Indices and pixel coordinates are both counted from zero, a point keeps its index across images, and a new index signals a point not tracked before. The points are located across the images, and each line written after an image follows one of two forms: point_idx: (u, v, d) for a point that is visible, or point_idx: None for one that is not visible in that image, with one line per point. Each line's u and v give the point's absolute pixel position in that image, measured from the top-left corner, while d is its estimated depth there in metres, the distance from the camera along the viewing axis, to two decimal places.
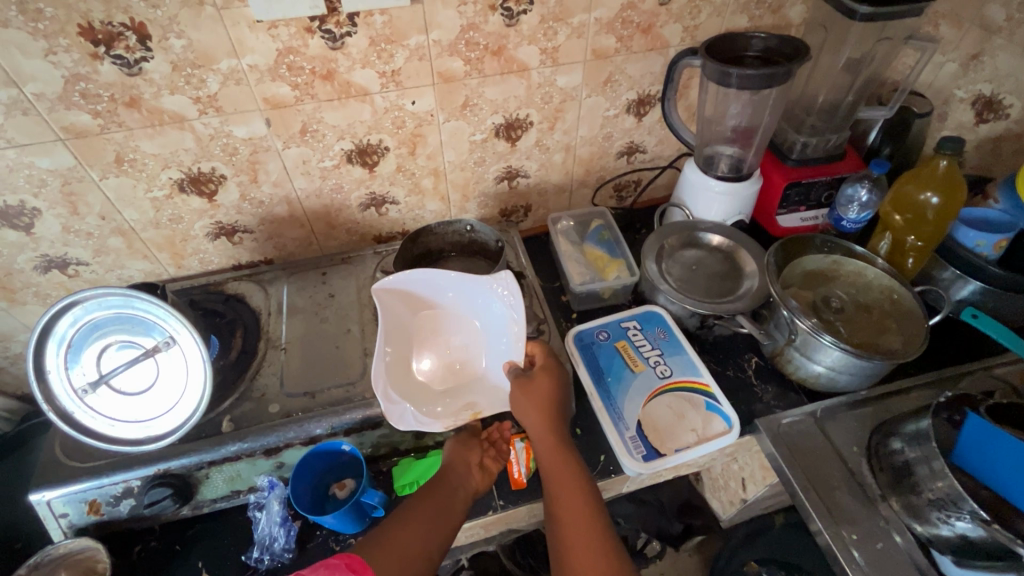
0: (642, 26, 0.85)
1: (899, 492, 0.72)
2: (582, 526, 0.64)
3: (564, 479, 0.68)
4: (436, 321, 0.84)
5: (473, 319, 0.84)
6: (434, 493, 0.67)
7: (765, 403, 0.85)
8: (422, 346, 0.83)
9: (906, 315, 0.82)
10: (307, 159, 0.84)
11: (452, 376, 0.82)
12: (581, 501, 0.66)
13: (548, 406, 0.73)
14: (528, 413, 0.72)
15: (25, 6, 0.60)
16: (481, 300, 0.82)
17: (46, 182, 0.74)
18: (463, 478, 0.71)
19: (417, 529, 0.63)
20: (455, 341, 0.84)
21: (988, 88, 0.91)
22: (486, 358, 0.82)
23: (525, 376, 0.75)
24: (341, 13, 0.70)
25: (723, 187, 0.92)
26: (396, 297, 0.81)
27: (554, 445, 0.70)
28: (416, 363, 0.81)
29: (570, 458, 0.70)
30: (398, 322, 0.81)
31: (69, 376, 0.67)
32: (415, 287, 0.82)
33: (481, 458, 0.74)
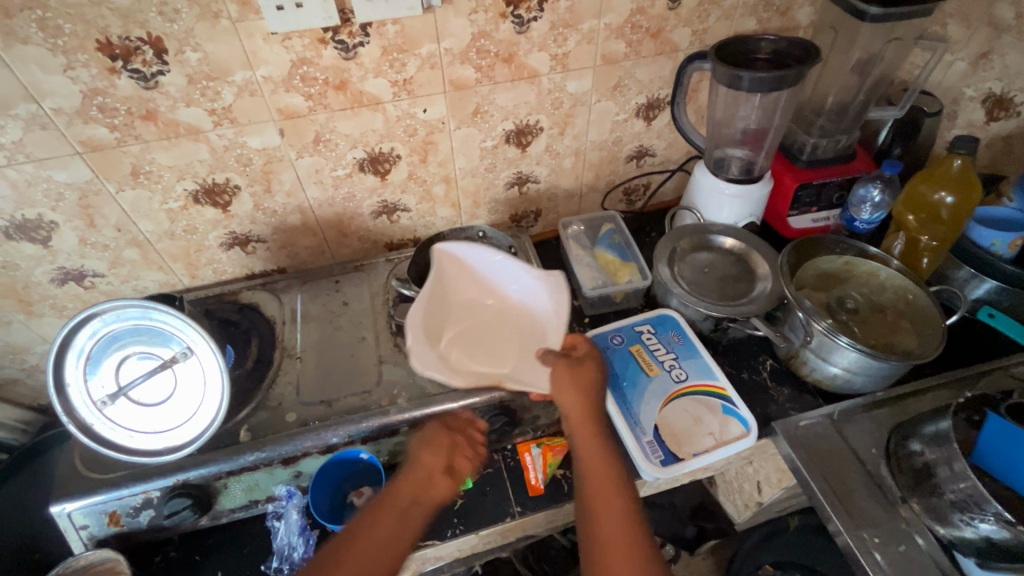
0: (652, 31, 0.85)
1: (920, 494, 0.72)
2: (614, 513, 0.63)
3: (600, 469, 0.67)
4: (474, 303, 0.85)
5: (516, 311, 0.85)
6: (389, 504, 0.66)
7: (781, 405, 0.85)
8: (455, 325, 0.83)
9: (921, 315, 0.82)
10: (320, 168, 0.84)
11: (481, 357, 0.79)
12: (613, 490, 0.65)
13: (585, 393, 0.73)
14: (566, 394, 0.72)
15: (44, 23, 0.60)
16: (527, 292, 0.83)
17: (64, 196, 0.75)
18: (428, 485, 0.68)
19: (362, 554, 0.61)
20: (489, 327, 0.83)
21: (998, 85, 0.90)
22: (518, 347, 0.81)
23: (566, 360, 0.75)
24: (354, 24, 0.70)
25: (734, 190, 0.93)
26: (450, 268, 0.83)
27: (588, 432, 0.70)
28: (446, 336, 0.81)
29: (603, 445, 0.69)
30: (441, 292, 0.82)
31: (89, 388, 0.68)
32: (468, 268, 0.84)
33: (448, 462, 0.71)
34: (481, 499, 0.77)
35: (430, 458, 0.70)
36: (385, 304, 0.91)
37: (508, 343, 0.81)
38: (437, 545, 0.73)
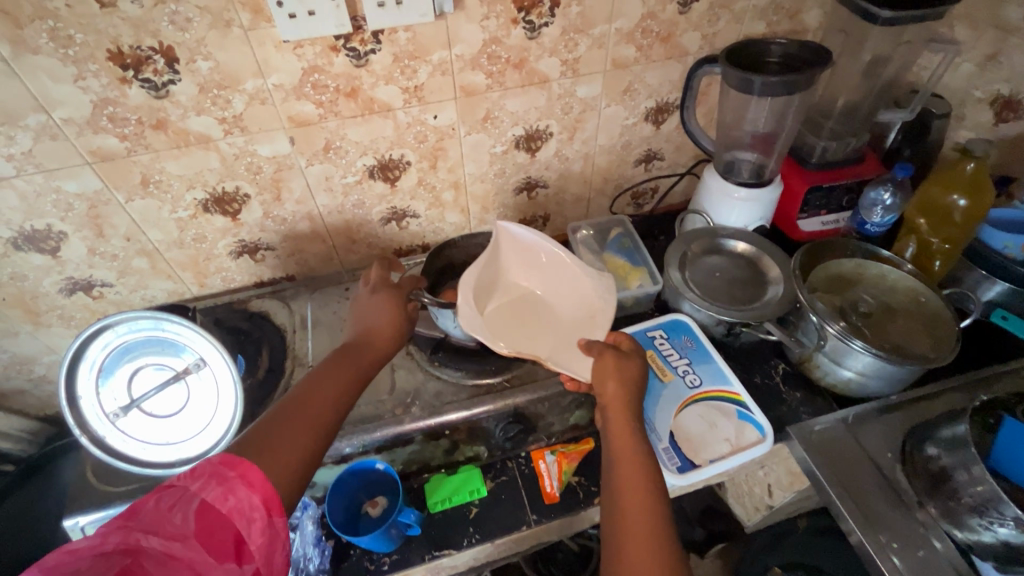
0: (662, 35, 0.85)
1: (937, 498, 0.72)
2: (643, 534, 0.52)
3: (626, 464, 0.57)
4: (519, 293, 0.81)
5: (558, 308, 0.79)
6: (335, 368, 0.61)
7: (794, 409, 0.85)
8: (498, 306, 0.78)
9: (935, 317, 0.82)
10: (330, 176, 0.84)
11: (518, 338, 0.73)
12: (647, 506, 0.54)
13: (627, 389, 0.62)
14: (605, 388, 0.63)
15: (56, 33, 0.60)
16: (575, 290, 0.78)
17: (73, 206, 0.74)
18: (370, 339, 0.66)
19: (293, 423, 0.54)
20: (529, 316, 0.78)
21: (1006, 87, 0.90)
22: (555, 339, 0.74)
23: (611, 350, 0.65)
24: (366, 31, 0.70)
25: (745, 194, 0.92)
26: (506, 249, 0.81)
27: (628, 434, 0.59)
28: (489, 311, 0.76)
29: (645, 452, 0.58)
30: (492, 271, 0.79)
31: (101, 400, 0.67)
32: (522, 257, 0.81)
33: (392, 325, 0.68)
34: (496, 507, 0.76)
35: (374, 323, 0.67)
36: None
37: (546, 335, 0.75)
38: (452, 554, 0.73)
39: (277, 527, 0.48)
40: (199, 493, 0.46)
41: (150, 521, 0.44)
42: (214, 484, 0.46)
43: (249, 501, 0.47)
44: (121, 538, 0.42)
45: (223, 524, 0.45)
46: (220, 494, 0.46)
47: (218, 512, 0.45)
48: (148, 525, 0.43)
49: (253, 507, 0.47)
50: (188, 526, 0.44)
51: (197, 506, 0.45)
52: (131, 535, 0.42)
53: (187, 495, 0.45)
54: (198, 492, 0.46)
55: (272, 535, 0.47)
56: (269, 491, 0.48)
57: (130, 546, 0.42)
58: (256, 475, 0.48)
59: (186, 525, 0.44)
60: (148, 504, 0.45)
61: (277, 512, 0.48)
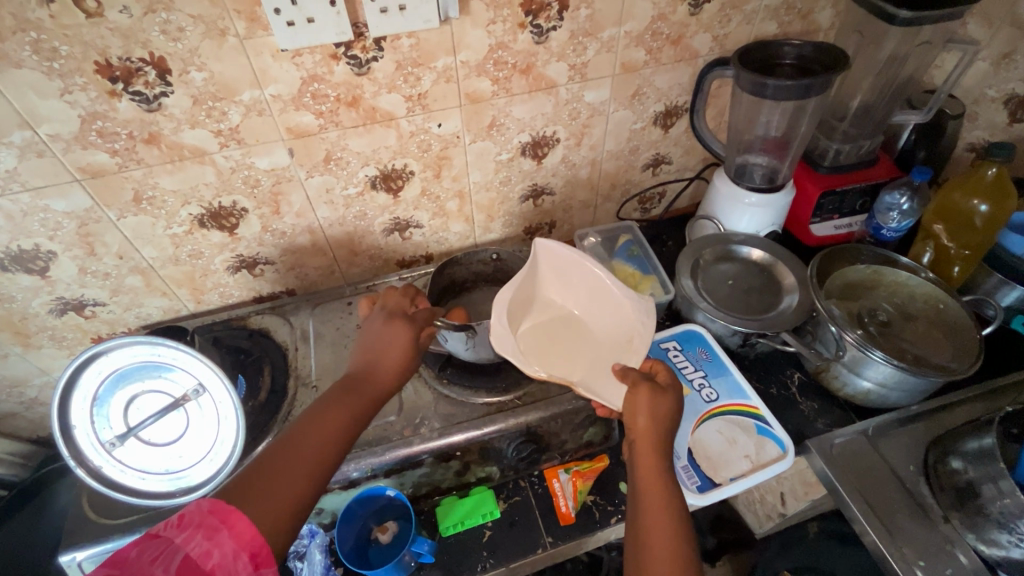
0: (672, 38, 0.82)
1: (964, 512, 0.70)
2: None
3: (652, 503, 0.55)
4: (555, 311, 0.78)
5: (594, 328, 0.76)
6: (336, 404, 0.57)
7: (813, 423, 0.83)
8: (533, 325, 0.76)
9: (956, 325, 0.80)
10: (331, 187, 0.80)
11: (553, 360, 0.71)
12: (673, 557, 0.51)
13: (658, 424, 0.59)
14: (635, 422, 0.59)
15: (39, 45, 0.56)
16: (612, 310, 0.75)
17: (62, 225, 0.71)
18: (375, 371, 0.61)
19: (287, 465, 0.51)
20: (564, 336, 0.75)
21: (1021, 87, 0.87)
22: (591, 360, 0.72)
23: (647, 382, 0.61)
24: (368, 38, 0.67)
25: (757, 199, 0.90)
26: (544, 265, 0.77)
27: (657, 474, 0.56)
28: (523, 330, 0.74)
29: (674, 500, 0.55)
30: (529, 287, 0.76)
31: (96, 429, 0.63)
32: (560, 273, 0.77)
33: (402, 350, 0.63)
34: (509, 531, 0.74)
35: (379, 350, 0.62)
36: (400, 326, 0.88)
37: (581, 358, 0.72)
38: None
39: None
40: (183, 546, 0.44)
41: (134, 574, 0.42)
42: (200, 538, 0.44)
43: (234, 556, 0.44)
44: None
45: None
46: (204, 548, 0.44)
47: (200, 569, 0.43)
48: None
49: (237, 560, 0.44)
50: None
51: (180, 561, 0.43)
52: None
53: (171, 548, 0.44)
54: (182, 545, 0.44)
55: None
56: (257, 544, 0.45)
57: None
58: (244, 525, 0.46)
59: None
60: (133, 554, 0.44)
61: (265, 564, 0.46)
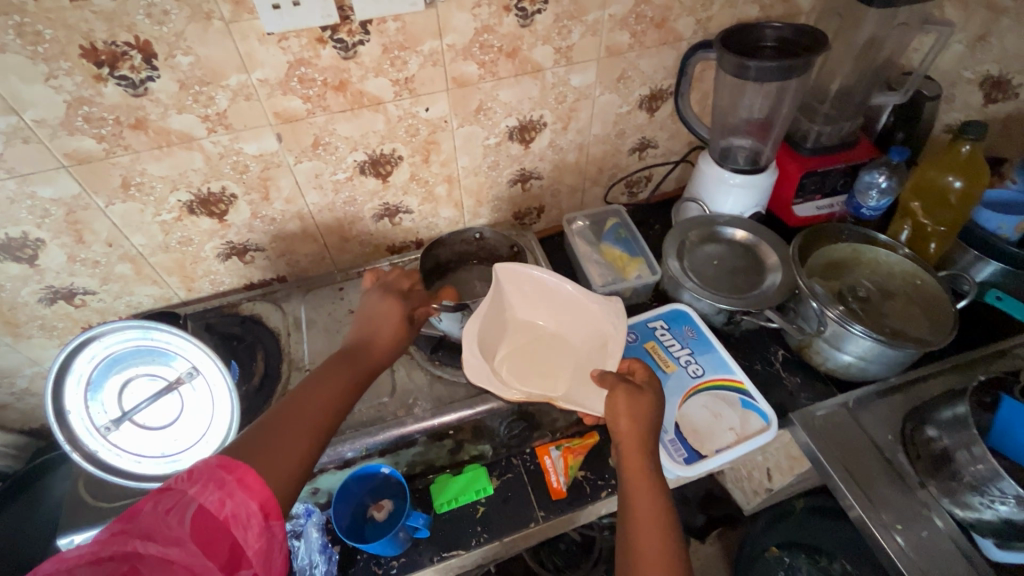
0: (656, 21, 0.83)
1: (938, 478, 0.72)
2: (656, 567, 0.51)
3: (642, 487, 0.57)
4: (530, 330, 0.80)
5: (569, 337, 0.78)
6: (332, 374, 0.58)
7: (796, 397, 0.85)
8: (511, 348, 0.77)
9: (932, 299, 0.82)
10: (320, 173, 0.81)
11: (533, 380, 0.73)
12: (662, 537, 0.53)
13: (642, 426, 0.60)
14: (618, 427, 0.61)
15: (23, 29, 0.56)
16: (585, 319, 0.77)
17: (50, 212, 0.71)
18: (371, 343, 0.63)
19: (292, 432, 0.51)
20: (542, 353, 0.77)
21: (996, 68, 0.89)
22: (571, 371, 0.74)
23: (623, 384, 0.63)
24: (354, 21, 0.67)
25: (739, 179, 0.92)
26: (509, 285, 0.78)
27: (643, 458, 0.58)
28: (501, 356, 0.75)
29: (658, 481, 0.57)
30: (499, 312, 0.77)
31: (91, 414, 0.64)
32: (526, 289, 0.79)
33: (395, 324, 0.65)
34: (502, 507, 0.75)
35: (374, 325, 0.64)
36: None
37: (561, 371, 0.75)
38: (461, 555, 0.72)
39: (274, 530, 0.47)
40: (196, 498, 0.44)
41: (149, 525, 0.42)
42: (213, 489, 0.45)
43: (246, 507, 0.45)
44: (121, 545, 0.41)
45: (220, 531, 0.44)
46: (218, 499, 0.44)
47: (215, 519, 0.44)
48: (146, 531, 0.42)
49: (249, 511, 0.45)
50: (186, 530, 0.43)
51: (194, 511, 0.43)
52: (128, 543, 0.41)
53: (185, 500, 0.43)
54: (195, 496, 0.44)
55: (269, 539, 0.46)
56: (266, 495, 0.47)
57: (129, 552, 0.41)
58: (254, 478, 0.46)
59: (183, 529, 0.42)
60: (147, 506, 0.43)
61: (274, 514, 0.47)
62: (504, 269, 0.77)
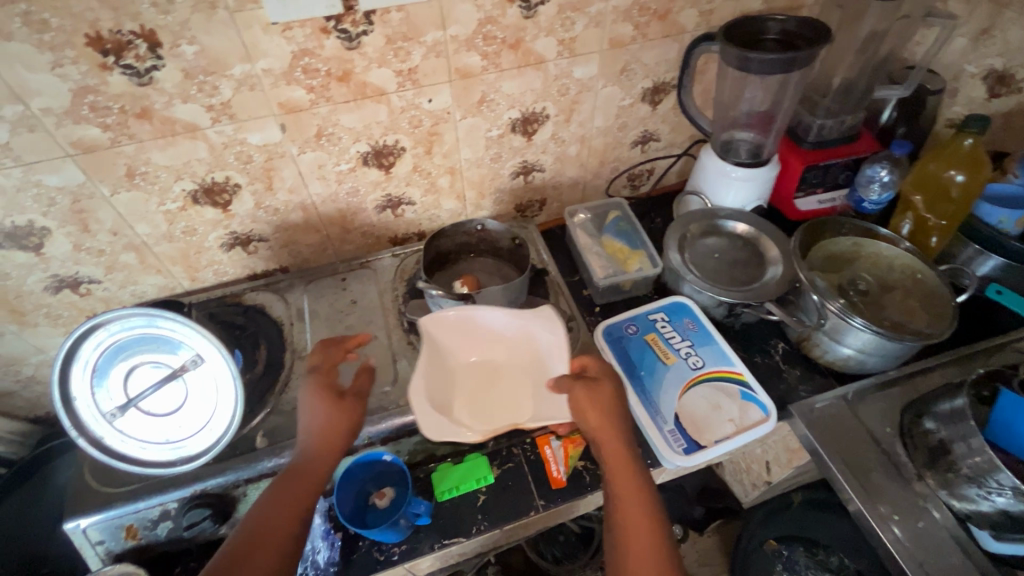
0: (659, 13, 0.83)
1: (935, 469, 0.73)
2: (642, 535, 0.59)
3: (622, 470, 0.63)
4: (481, 367, 0.80)
5: (520, 361, 0.79)
6: (292, 477, 0.62)
7: (795, 390, 0.85)
8: (467, 390, 0.77)
9: (931, 293, 0.83)
10: (323, 163, 0.81)
11: (499, 416, 0.74)
12: (645, 511, 0.60)
13: (610, 417, 0.66)
14: (588, 420, 0.66)
15: (29, 17, 0.57)
16: (527, 340, 0.78)
17: (56, 200, 0.71)
18: (314, 442, 0.64)
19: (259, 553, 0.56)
20: (498, 385, 0.77)
21: (999, 62, 0.89)
22: (532, 394, 0.75)
23: (581, 383, 0.68)
24: (358, 12, 0.67)
25: (741, 173, 0.92)
26: (442, 334, 0.78)
27: (619, 443, 0.65)
28: (458, 400, 0.75)
29: (632, 460, 0.64)
30: (443, 362, 0.77)
31: (97, 401, 0.65)
32: (459, 335, 0.79)
33: (330, 410, 0.66)
34: (503, 494, 0.76)
35: (311, 416, 0.65)
36: (395, 300, 0.90)
37: (523, 396, 0.75)
38: (462, 542, 0.72)
39: None
40: None
41: None
42: None
43: None
44: None
45: None
46: None
47: None
48: None
49: None
50: None
51: None
52: None
53: None
54: None
55: None
56: None
57: None
58: None
59: None
60: None
61: None
62: (431, 321, 0.76)
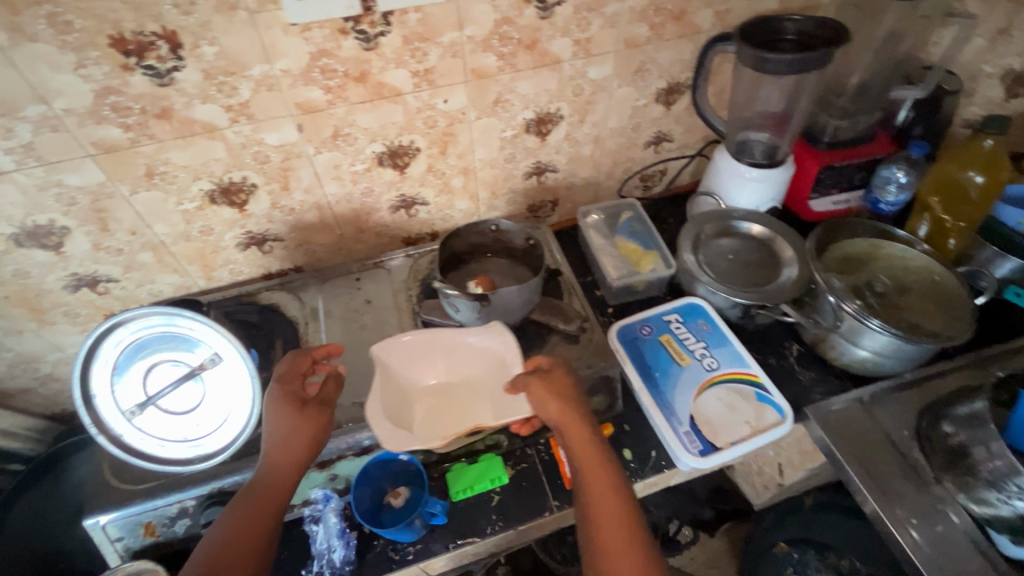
0: (674, 14, 0.83)
1: (953, 473, 0.72)
2: (612, 513, 0.62)
3: (588, 454, 0.66)
4: (438, 388, 0.79)
5: (480, 377, 0.79)
6: (264, 478, 0.63)
7: (810, 392, 0.85)
8: (426, 411, 0.76)
9: (949, 295, 0.82)
10: (339, 163, 0.82)
11: (456, 430, 0.73)
12: (612, 491, 0.64)
13: (570, 405, 0.68)
14: (549, 411, 0.68)
15: (54, 18, 0.57)
16: (481, 354, 0.79)
17: (76, 200, 0.72)
18: (277, 457, 0.64)
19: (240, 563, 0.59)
20: (456, 401, 0.77)
21: (1018, 62, 0.88)
22: (491, 407, 0.75)
23: (537, 377, 0.70)
24: (376, 12, 0.68)
25: (755, 173, 0.91)
26: (395, 360, 0.78)
27: (582, 430, 0.67)
28: (420, 420, 0.75)
29: (596, 442, 0.67)
30: (400, 386, 0.77)
31: (117, 399, 0.66)
32: (414, 356, 0.78)
33: (291, 424, 0.65)
34: (517, 494, 0.76)
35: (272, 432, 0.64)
36: (409, 301, 0.90)
37: (483, 412, 0.75)
38: (476, 542, 0.73)
39: None
40: None
41: None
42: None
43: None
44: None
45: None
46: None
47: None
48: None
49: None
50: None
51: None
52: None
53: None
54: None
55: None
56: None
57: None
58: None
59: None
60: None
61: None
62: (383, 348, 0.76)
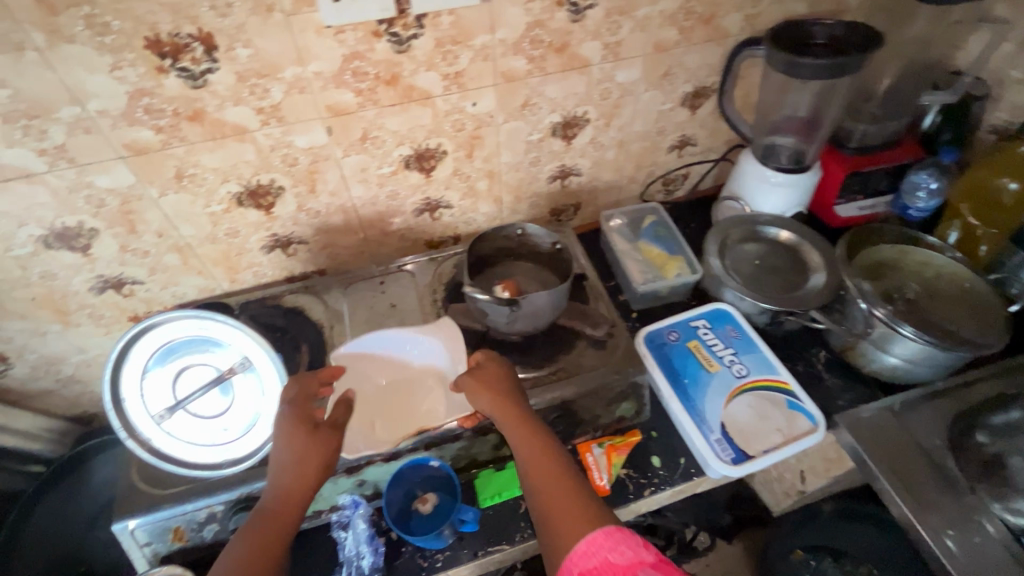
0: (704, 17, 0.83)
1: (989, 483, 0.71)
2: (555, 480, 0.60)
3: (522, 431, 0.65)
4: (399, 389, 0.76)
5: (435, 377, 0.77)
6: (274, 501, 0.61)
7: (837, 399, 0.84)
8: (388, 413, 0.74)
9: (982, 304, 0.81)
10: (366, 166, 0.81)
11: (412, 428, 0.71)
12: (552, 460, 0.62)
13: (499, 389, 0.68)
14: (481, 402, 0.68)
15: (92, 20, 0.57)
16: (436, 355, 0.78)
17: (105, 202, 0.72)
18: (294, 478, 0.62)
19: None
20: (414, 401, 0.75)
21: None
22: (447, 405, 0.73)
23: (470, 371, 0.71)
24: (410, 15, 0.67)
25: (781, 178, 0.91)
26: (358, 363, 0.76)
27: (513, 409, 0.66)
28: (380, 424, 0.72)
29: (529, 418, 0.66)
30: (364, 391, 0.75)
31: (147, 402, 0.66)
32: (376, 360, 0.77)
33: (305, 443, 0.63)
34: None
35: (281, 454, 0.62)
36: (434, 304, 0.89)
37: (438, 408, 0.74)
38: (504, 549, 0.72)
39: None
40: None
41: None
42: None
43: None
44: None
45: None
46: None
47: None
48: None
49: None
50: None
51: None
52: None
53: None
54: None
55: None
56: None
57: None
58: None
59: None
60: None
61: None
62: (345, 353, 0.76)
